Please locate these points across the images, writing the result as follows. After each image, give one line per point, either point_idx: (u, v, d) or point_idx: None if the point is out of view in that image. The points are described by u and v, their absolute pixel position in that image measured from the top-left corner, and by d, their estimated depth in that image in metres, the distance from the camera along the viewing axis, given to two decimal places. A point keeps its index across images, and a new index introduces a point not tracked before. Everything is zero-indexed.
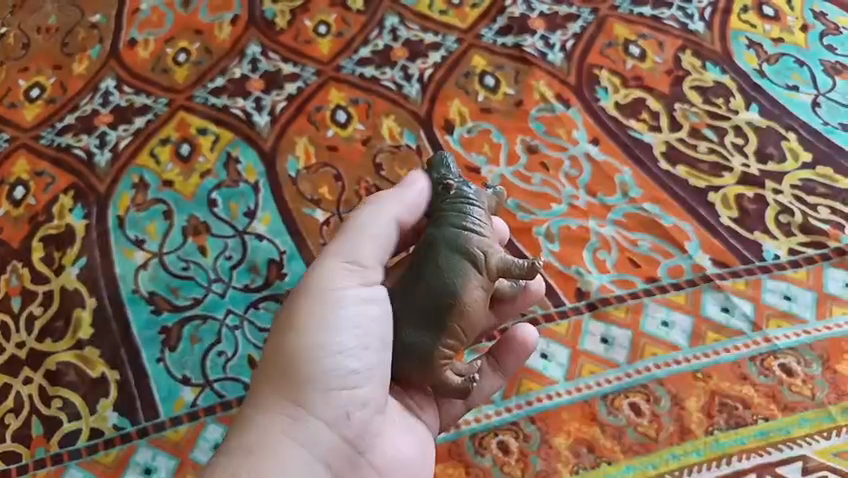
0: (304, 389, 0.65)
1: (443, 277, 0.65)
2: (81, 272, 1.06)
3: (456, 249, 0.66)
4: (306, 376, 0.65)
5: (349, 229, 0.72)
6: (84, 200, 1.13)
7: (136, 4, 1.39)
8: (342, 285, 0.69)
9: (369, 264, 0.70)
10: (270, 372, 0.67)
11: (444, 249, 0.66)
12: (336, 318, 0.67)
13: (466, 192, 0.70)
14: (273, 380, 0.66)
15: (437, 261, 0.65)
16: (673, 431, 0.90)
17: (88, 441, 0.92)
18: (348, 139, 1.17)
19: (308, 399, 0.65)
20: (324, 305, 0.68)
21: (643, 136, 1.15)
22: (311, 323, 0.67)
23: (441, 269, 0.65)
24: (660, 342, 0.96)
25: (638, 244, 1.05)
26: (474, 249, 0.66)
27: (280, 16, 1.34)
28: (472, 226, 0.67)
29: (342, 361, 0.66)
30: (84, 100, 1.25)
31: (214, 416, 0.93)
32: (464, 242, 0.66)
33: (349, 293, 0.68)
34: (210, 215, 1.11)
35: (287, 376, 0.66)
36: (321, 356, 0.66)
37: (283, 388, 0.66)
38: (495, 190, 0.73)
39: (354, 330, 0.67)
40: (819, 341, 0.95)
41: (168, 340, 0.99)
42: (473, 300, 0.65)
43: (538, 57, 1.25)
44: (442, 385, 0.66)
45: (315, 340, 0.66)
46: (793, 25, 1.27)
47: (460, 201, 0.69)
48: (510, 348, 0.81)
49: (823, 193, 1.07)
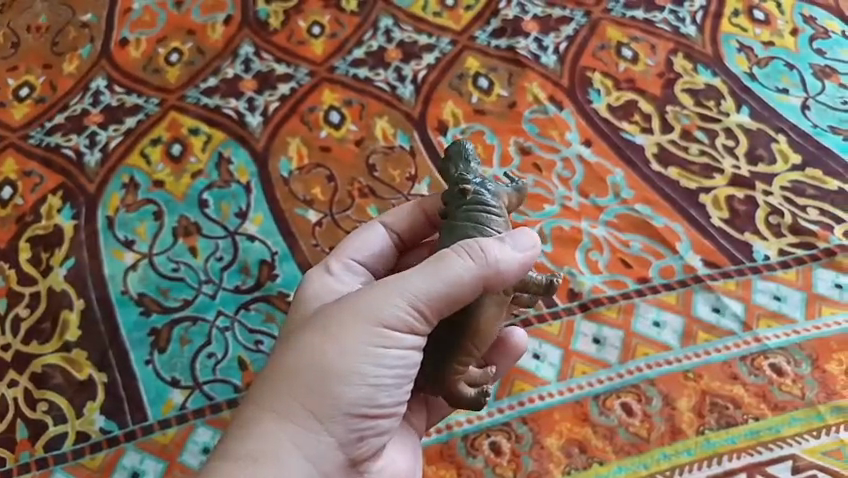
0: (328, 411, 0.59)
1: (456, 302, 0.60)
2: (68, 273, 1.05)
3: (475, 278, 0.59)
4: (333, 398, 0.59)
5: (373, 225, 0.73)
6: (73, 201, 1.12)
7: (128, 3, 1.38)
8: (396, 311, 0.59)
9: (429, 297, 0.59)
10: (295, 379, 0.59)
11: (462, 277, 0.59)
12: (380, 348, 0.60)
13: (485, 199, 0.63)
14: (296, 390, 0.59)
15: (453, 288, 0.59)
16: (664, 430, 0.90)
17: (75, 444, 0.92)
18: (341, 140, 1.17)
19: (329, 421, 0.59)
20: (372, 329, 0.60)
21: (635, 138, 1.16)
22: (354, 346, 0.59)
23: (454, 295, 0.60)
24: (652, 343, 0.97)
25: (629, 245, 1.05)
26: (494, 277, 0.60)
27: (273, 17, 1.34)
28: (497, 254, 0.59)
29: (373, 392, 0.60)
30: (74, 99, 1.25)
31: (204, 418, 0.93)
32: (486, 272, 0.59)
33: (402, 322, 0.60)
34: (201, 216, 1.10)
35: (312, 393, 0.59)
36: (354, 383, 0.59)
37: (305, 402, 0.59)
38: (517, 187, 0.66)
39: (394, 363, 0.60)
40: (809, 341, 0.95)
41: (158, 342, 0.99)
42: (489, 322, 0.61)
43: (531, 59, 1.26)
44: (457, 402, 0.62)
45: (352, 366, 0.59)
46: (783, 29, 1.28)
47: (477, 209, 0.63)
48: (501, 354, 0.75)
49: (812, 194, 1.08)
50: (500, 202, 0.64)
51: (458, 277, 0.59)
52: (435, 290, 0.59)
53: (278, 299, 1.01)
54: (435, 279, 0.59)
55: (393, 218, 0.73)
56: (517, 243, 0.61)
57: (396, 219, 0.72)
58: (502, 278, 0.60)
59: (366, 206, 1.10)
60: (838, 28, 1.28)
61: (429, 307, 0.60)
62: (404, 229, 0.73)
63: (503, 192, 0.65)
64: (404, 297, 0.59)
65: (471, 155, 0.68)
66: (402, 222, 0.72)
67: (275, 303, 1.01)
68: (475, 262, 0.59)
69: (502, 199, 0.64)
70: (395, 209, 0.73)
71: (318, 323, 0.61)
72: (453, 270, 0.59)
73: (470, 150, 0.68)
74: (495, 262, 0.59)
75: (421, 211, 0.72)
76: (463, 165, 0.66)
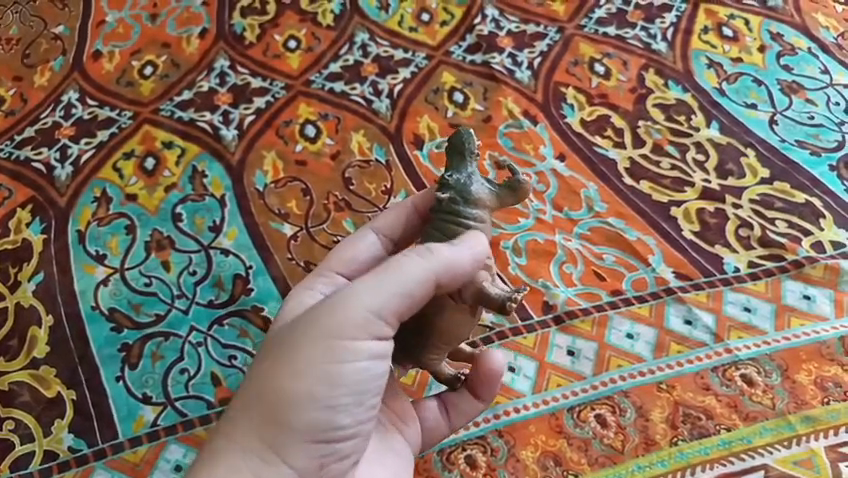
0: (284, 441, 0.59)
1: (414, 300, 0.60)
2: (37, 289, 1.03)
3: (428, 276, 0.59)
4: (290, 427, 0.59)
5: (361, 230, 0.73)
6: (43, 215, 1.11)
7: (101, 16, 1.38)
8: (349, 325, 0.59)
9: (379, 303, 0.59)
10: (252, 410, 0.60)
11: (410, 280, 0.59)
12: (332, 365, 0.59)
13: (459, 210, 0.63)
14: (252, 420, 0.60)
15: (403, 293, 0.59)
16: (637, 442, 0.91)
17: (42, 463, 0.90)
18: (317, 153, 1.17)
19: (287, 451, 0.60)
20: (324, 347, 0.59)
21: (608, 152, 1.18)
22: (306, 367, 0.59)
23: (404, 300, 0.60)
24: (625, 355, 0.98)
25: (603, 258, 1.06)
26: (447, 274, 0.59)
27: (250, 30, 1.34)
28: (446, 252, 0.60)
29: (331, 414, 0.60)
30: (45, 112, 1.23)
31: (176, 435, 0.91)
32: (435, 272, 0.59)
33: (355, 334, 0.59)
34: (175, 230, 1.09)
35: (269, 423, 0.59)
36: (310, 407, 0.59)
37: (262, 432, 0.59)
38: (509, 191, 0.64)
39: (351, 379, 0.60)
40: (778, 351, 0.97)
41: (129, 358, 0.97)
42: (457, 328, 0.64)
43: (506, 74, 1.28)
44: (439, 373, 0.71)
45: (306, 389, 0.59)
46: (751, 46, 1.31)
47: (453, 219, 0.63)
48: (476, 377, 0.73)
49: (780, 208, 1.10)
50: (478, 213, 0.63)
51: (407, 280, 0.59)
52: (386, 293, 0.59)
53: (252, 313, 1.01)
54: (383, 285, 0.59)
55: (378, 226, 0.73)
56: (468, 242, 0.61)
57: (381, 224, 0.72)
58: (456, 274, 0.60)
59: (342, 219, 1.09)
60: (804, 45, 1.31)
61: (382, 314, 0.59)
62: (393, 232, 0.73)
63: (483, 202, 0.63)
64: (355, 309, 0.59)
65: (468, 144, 0.64)
66: (391, 225, 0.72)
67: (249, 318, 1.00)
68: (424, 259, 0.60)
69: (481, 208, 0.63)
70: (381, 213, 0.73)
71: (275, 346, 0.61)
72: (401, 271, 0.59)
73: (468, 138, 0.64)
74: (444, 260, 0.59)
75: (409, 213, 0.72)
76: (455, 159, 0.64)
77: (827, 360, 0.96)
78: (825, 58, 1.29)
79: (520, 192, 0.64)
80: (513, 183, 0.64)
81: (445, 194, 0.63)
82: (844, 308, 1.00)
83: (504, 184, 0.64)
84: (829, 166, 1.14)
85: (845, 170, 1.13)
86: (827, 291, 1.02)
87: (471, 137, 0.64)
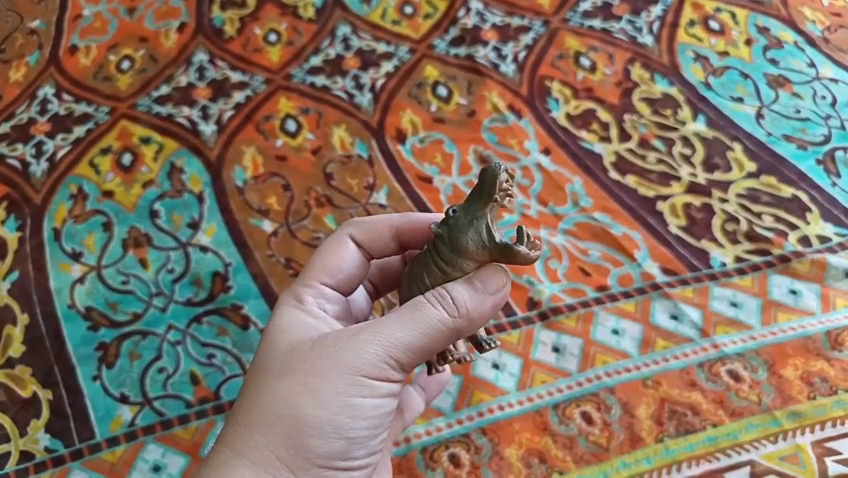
0: (301, 463, 0.60)
1: (430, 347, 0.61)
2: (12, 287, 1.02)
3: (451, 324, 0.60)
4: (309, 450, 0.60)
5: (339, 239, 0.73)
6: (18, 212, 1.09)
7: (78, 10, 1.35)
8: (374, 362, 0.60)
9: (404, 348, 0.60)
10: (271, 426, 0.59)
11: (437, 325, 0.60)
12: (355, 398, 0.60)
13: (446, 252, 0.61)
14: (272, 440, 0.59)
15: (428, 337, 0.61)
16: (623, 439, 0.90)
17: (18, 464, 0.88)
18: (298, 149, 1.16)
19: (301, 471, 0.60)
20: (347, 380, 0.60)
21: (594, 147, 1.17)
22: (329, 399, 0.60)
23: (430, 342, 0.61)
24: (610, 351, 0.97)
25: (589, 253, 1.05)
26: (467, 324, 0.61)
27: (229, 24, 1.32)
28: (472, 304, 0.60)
29: (346, 442, 0.61)
30: (21, 108, 1.21)
31: (154, 435, 0.90)
32: (462, 319, 0.60)
33: (380, 372, 0.61)
34: (152, 226, 1.08)
35: (288, 443, 0.59)
36: (331, 436, 0.60)
37: (281, 451, 0.59)
38: (503, 250, 0.58)
39: (369, 413, 0.62)
40: (765, 347, 0.96)
41: (106, 357, 0.96)
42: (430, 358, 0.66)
43: (491, 68, 1.26)
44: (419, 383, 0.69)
45: (331, 418, 0.60)
46: (738, 39, 1.31)
47: (440, 257, 0.62)
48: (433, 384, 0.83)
49: (767, 202, 1.09)
50: (465, 259, 0.60)
51: (435, 325, 0.60)
52: (411, 338, 0.60)
53: (232, 312, 0.99)
54: (410, 330, 0.60)
55: (360, 238, 0.74)
56: (489, 286, 0.61)
57: (366, 236, 0.73)
58: (475, 321, 0.62)
59: (323, 215, 1.08)
60: (791, 39, 1.30)
61: (405, 356, 0.61)
62: (373, 249, 0.74)
63: (469, 250, 0.59)
64: (381, 347, 0.60)
65: (493, 188, 0.57)
66: (373, 242, 0.74)
67: (229, 316, 0.99)
68: (452, 313, 0.60)
69: (466, 255, 0.60)
70: (362, 226, 0.74)
71: (297, 366, 0.61)
72: (431, 317, 0.60)
73: (491, 185, 0.57)
74: (471, 311, 0.60)
75: (392, 231, 0.74)
76: (475, 199, 0.59)
77: (813, 356, 0.95)
78: (812, 52, 1.28)
79: (514, 258, 0.58)
80: (507, 247, 0.58)
81: (441, 230, 0.61)
82: (831, 302, 0.99)
83: (499, 246, 0.58)
84: (816, 159, 1.13)
85: (832, 164, 1.13)
86: (813, 286, 1.01)
87: (499, 180, 0.57)
